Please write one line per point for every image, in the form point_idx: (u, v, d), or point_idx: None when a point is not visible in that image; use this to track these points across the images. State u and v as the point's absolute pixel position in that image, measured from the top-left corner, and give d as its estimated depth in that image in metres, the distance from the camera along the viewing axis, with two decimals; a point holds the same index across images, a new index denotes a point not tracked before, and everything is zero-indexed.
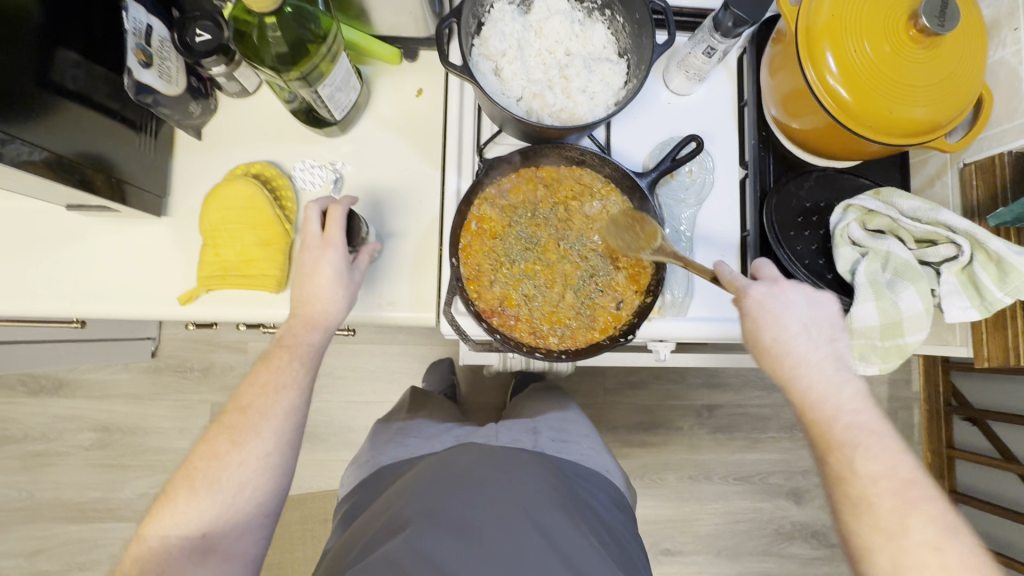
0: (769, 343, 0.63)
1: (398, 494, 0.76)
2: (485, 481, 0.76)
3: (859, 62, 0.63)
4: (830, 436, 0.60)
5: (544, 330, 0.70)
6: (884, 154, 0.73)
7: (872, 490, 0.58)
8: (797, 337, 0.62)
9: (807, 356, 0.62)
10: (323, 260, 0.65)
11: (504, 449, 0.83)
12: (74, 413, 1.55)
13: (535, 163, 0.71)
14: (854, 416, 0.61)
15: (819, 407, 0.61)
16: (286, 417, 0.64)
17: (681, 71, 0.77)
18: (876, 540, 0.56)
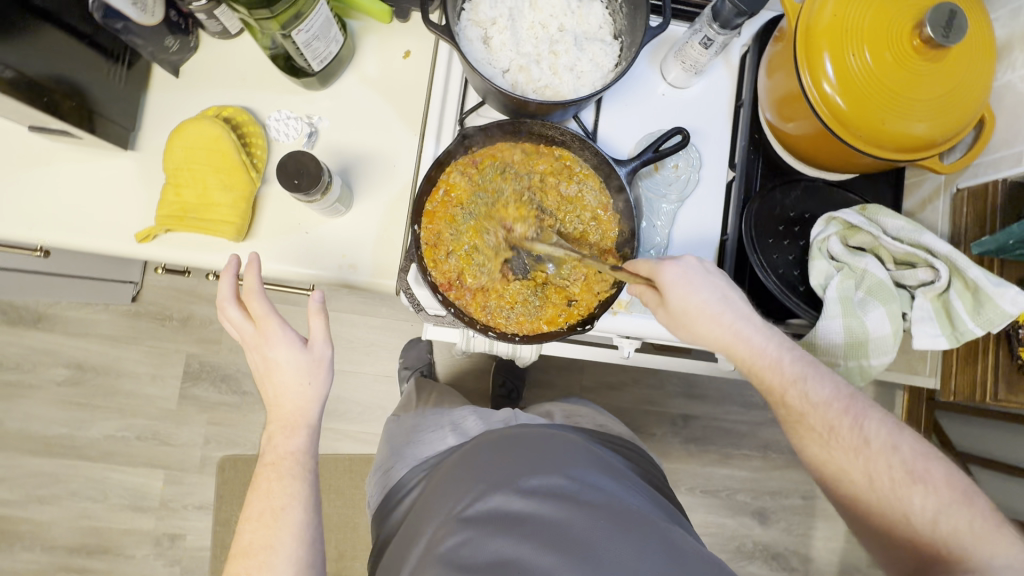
0: (690, 310, 0.63)
1: (431, 500, 0.69)
2: (516, 466, 0.68)
3: (859, 70, 0.60)
4: (776, 383, 0.62)
5: (498, 308, 0.70)
6: (875, 169, 0.70)
7: (832, 420, 0.60)
8: (717, 302, 0.63)
9: (725, 320, 0.63)
10: (274, 354, 0.62)
11: (524, 431, 0.76)
12: (50, 348, 1.55)
13: (513, 138, 0.69)
14: (794, 353, 0.63)
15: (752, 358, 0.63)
16: (298, 535, 0.58)
17: (678, 62, 0.74)
18: (847, 461, 0.60)
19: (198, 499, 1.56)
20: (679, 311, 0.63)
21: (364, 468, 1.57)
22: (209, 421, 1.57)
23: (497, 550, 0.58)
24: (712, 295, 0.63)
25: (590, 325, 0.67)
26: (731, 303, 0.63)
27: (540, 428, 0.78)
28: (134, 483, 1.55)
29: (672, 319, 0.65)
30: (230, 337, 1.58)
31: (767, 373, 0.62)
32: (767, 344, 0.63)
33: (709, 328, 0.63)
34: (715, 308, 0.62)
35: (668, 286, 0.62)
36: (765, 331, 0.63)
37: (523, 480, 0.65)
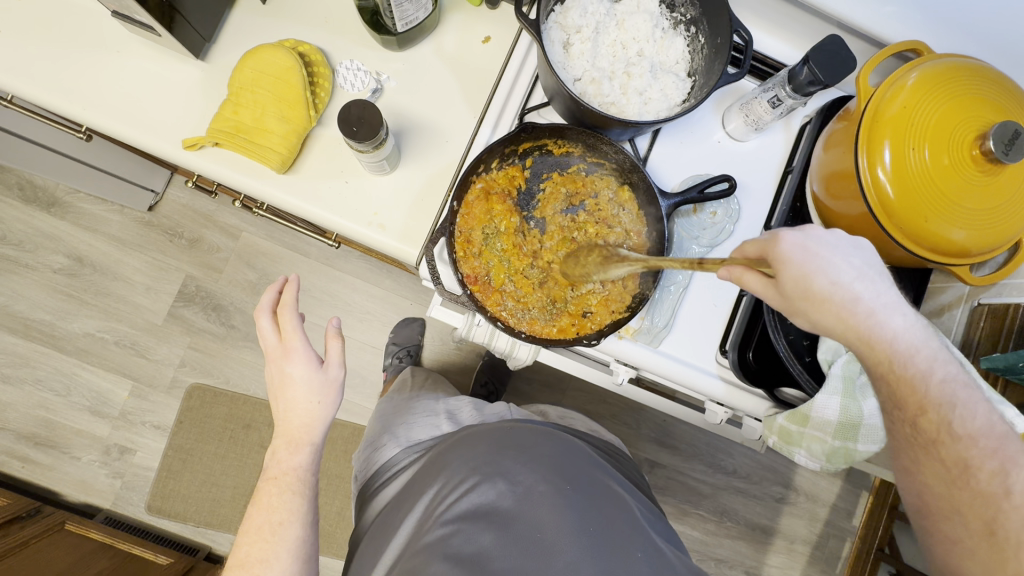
0: (820, 294, 0.53)
1: (423, 487, 0.69)
2: (508, 461, 0.68)
3: (915, 165, 0.62)
4: (917, 402, 0.51)
5: (511, 305, 0.70)
6: (906, 264, 0.71)
7: (971, 453, 0.49)
8: (853, 291, 0.53)
9: (879, 327, 0.52)
10: (291, 370, 0.64)
11: (516, 425, 0.76)
12: (56, 234, 1.55)
13: (569, 142, 0.70)
14: (947, 370, 0.51)
15: (881, 350, 0.52)
16: (292, 544, 0.61)
17: (741, 115, 0.75)
18: (970, 505, 0.49)
19: (157, 419, 1.55)
20: (799, 298, 0.53)
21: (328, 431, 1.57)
22: (189, 345, 1.57)
23: (487, 550, 0.58)
24: (849, 280, 0.53)
25: (596, 340, 0.67)
26: (875, 296, 0.53)
27: (530, 424, 0.78)
28: (99, 386, 1.54)
29: (789, 298, 0.54)
30: (232, 269, 1.58)
31: (905, 386, 0.52)
32: (918, 349, 0.52)
33: (835, 324, 0.53)
34: (848, 296, 0.52)
35: (780, 260, 0.53)
36: (915, 339, 0.52)
37: (515, 483, 0.65)
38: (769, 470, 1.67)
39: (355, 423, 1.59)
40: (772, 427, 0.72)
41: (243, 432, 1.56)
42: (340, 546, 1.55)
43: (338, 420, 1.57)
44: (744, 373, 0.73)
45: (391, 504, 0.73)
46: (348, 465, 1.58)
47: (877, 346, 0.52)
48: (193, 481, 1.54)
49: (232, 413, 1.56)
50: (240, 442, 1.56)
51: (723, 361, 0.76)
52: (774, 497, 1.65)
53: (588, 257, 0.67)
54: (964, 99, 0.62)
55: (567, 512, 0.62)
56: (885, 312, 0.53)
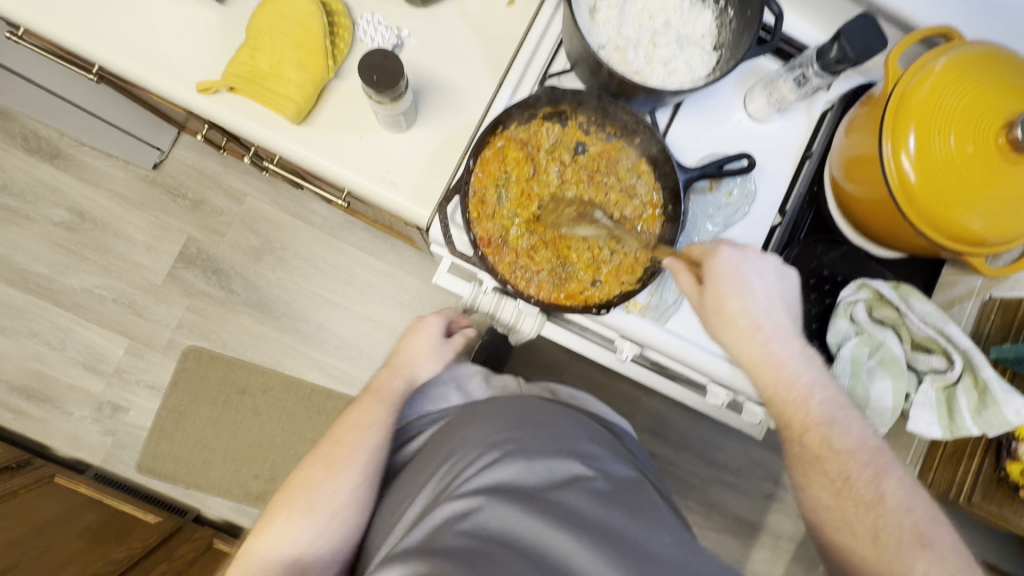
0: (732, 313, 0.63)
1: (448, 454, 0.70)
2: (536, 436, 0.68)
3: (940, 151, 0.61)
4: (798, 421, 0.61)
5: (522, 268, 0.69)
6: (921, 254, 0.70)
7: (850, 465, 0.58)
8: (758, 313, 0.62)
9: (770, 354, 0.62)
10: None
11: (534, 404, 0.76)
12: (58, 186, 1.53)
13: (589, 111, 0.69)
14: (826, 392, 0.62)
15: (762, 364, 0.62)
16: (366, 463, 0.73)
17: (764, 94, 0.75)
18: (857, 515, 0.58)
19: (152, 379, 1.54)
20: (713, 314, 0.64)
21: (322, 401, 1.57)
22: (188, 308, 1.56)
23: (511, 515, 0.57)
24: (755, 300, 0.62)
25: (605, 310, 0.66)
26: (768, 316, 0.63)
27: (546, 402, 0.78)
28: (95, 342, 1.53)
29: (705, 313, 0.65)
30: (235, 233, 1.57)
31: (792, 412, 0.61)
32: (802, 374, 0.61)
33: (739, 342, 0.63)
34: (752, 318, 0.62)
35: (712, 274, 0.63)
36: (788, 340, 0.63)
37: (534, 459, 0.65)
38: (760, 466, 1.68)
39: (351, 395, 1.58)
40: None
41: (237, 397, 1.56)
42: None
43: (334, 391, 1.57)
44: None
45: (405, 476, 0.73)
46: None
47: (767, 370, 0.62)
48: (185, 443, 1.54)
49: (228, 377, 1.55)
50: (234, 406, 1.55)
51: None
52: (764, 494, 1.66)
53: (567, 211, 0.70)
54: (992, 87, 0.61)
55: (600, 476, 0.63)
56: (780, 340, 0.63)
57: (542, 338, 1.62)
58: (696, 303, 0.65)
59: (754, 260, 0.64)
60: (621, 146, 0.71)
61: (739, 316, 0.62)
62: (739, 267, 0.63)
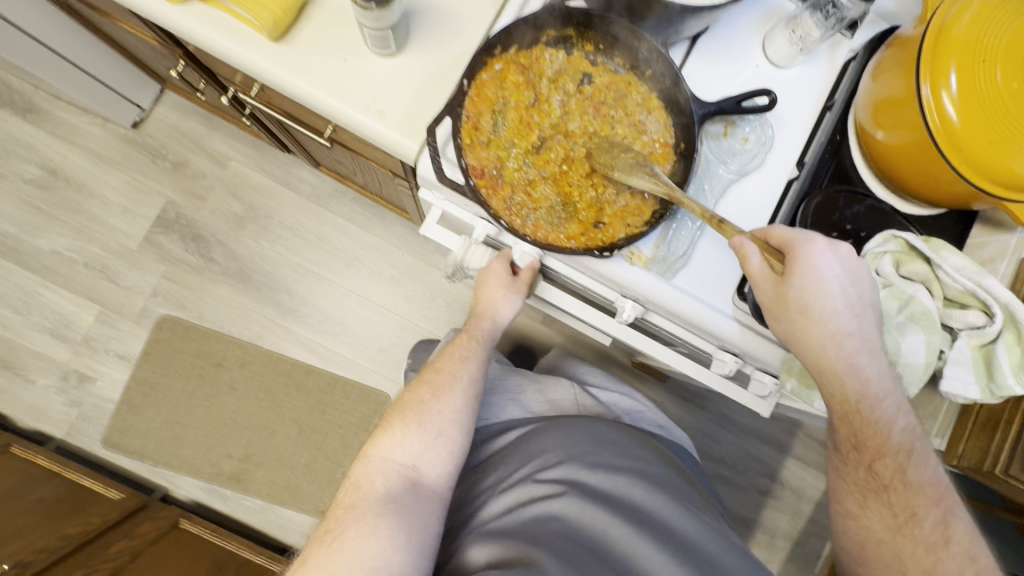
0: (821, 313, 0.57)
1: (527, 456, 0.78)
2: (604, 451, 0.77)
3: (985, 88, 0.55)
4: (874, 440, 0.58)
5: (518, 206, 0.62)
6: (954, 203, 0.64)
7: (917, 503, 0.58)
8: (846, 316, 0.57)
9: (857, 366, 0.57)
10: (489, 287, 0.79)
11: (607, 425, 0.84)
12: (29, 141, 1.45)
13: (596, 37, 0.63)
14: (908, 419, 0.58)
15: (847, 376, 0.57)
16: (465, 391, 0.75)
17: (786, 33, 0.69)
18: (914, 554, 0.57)
19: (122, 348, 1.46)
20: (796, 311, 0.57)
21: (302, 378, 1.49)
22: (164, 275, 1.48)
23: (597, 528, 0.67)
24: (846, 302, 0.57)
25: (608, 252, 0.60)
26: (859, 325, 0.57)
27: (615, 423, 0.86)
28: (63, 307, 1.45)
29: (780, 309, 0.58)
30: (217, 199, 1.49)
31: (871, 433, 0.58)
32: (889, 399, 0.57)
33: (821, 344, 0.57)
34: (843, 322, 0.56)
35: (801, 266, 0.56)
36: (873, 352, 0.57)
37: (613, 475, 0.74)
38: (756, 461, 1.62)
39: (333, 373, 1.51)
40: (789, 369, 0.69)
41: (213, 370, 1.47)
42: (305, 500, 1.47)
43: (315, 368, 1.50)
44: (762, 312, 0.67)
45: (482, 473, 0.81)
46: (321, 417, 1.50)
47: (847, 382, 0.57)
48: (154, 418, 1.45)
49: (203, 350, 1.47)
50: (209, 380, 1.47)
51: (742, 305, 0.70)
52: (759, 490, 1.61)
53: (624, 154, 0.62)
54: None
55: (655, 485, 0.74)
56: (867, 353, 0.57)
57: (535, 320, 1.55)
58: (772, 299, 0.58)
59: (852, 262, 0.57)
60: (630, 78, 0.65)
61: (825, 317, 0.56)
62: (833, 269, 0.56)
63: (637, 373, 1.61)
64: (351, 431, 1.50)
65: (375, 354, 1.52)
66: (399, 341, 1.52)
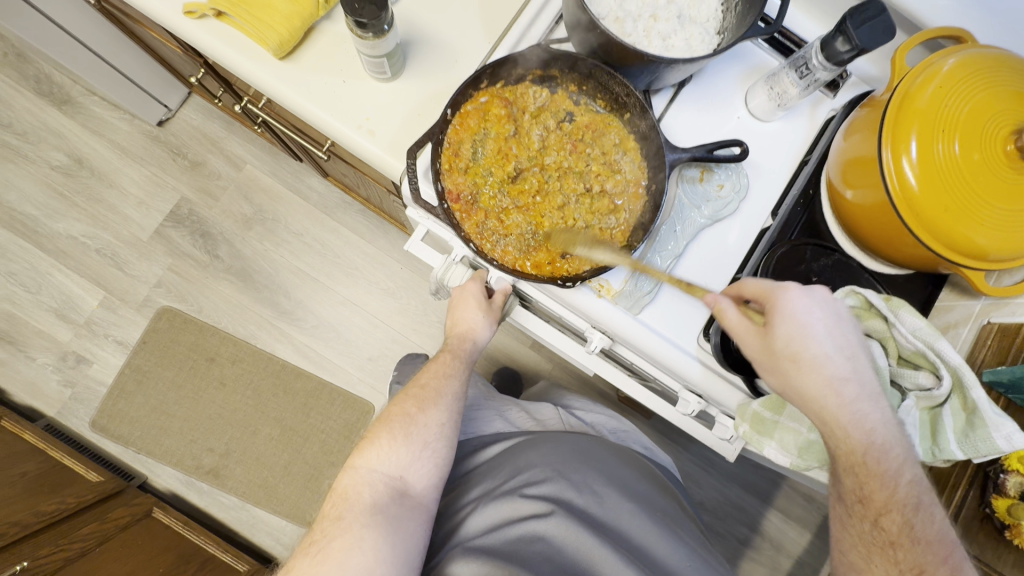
0: (810, 358, 0.57)
1: (514, 470, 0.75)
2: (589, 468, 0.75)
3: (943, 159, 0.57)
4: (880, 495, 0.55)
5: (489, 231, 0.66)
6: (918, 265, 0.66)
7: (928, 561, 0.53)
8: (839, 360, 0.57)
9: (859, 417, 0.55)
10: (470, 301, 0.80)
11: (596, 444, 0.82)
12: (61, 131, 1.53)
13: (578, 79, 0.67)
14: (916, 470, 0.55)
15: (848, 429, 0.55)
16: (451, 406, 0.75)
17: (766, 89, 0.72)
18: None
19: (121, 334, 1.50)
20: (787, 360, 0.58)
21: (291, 380, 1.52)
22: (169, 267, 1.53)
23: (582, 553, 0.64)
24: (835, 345, 0.57)
25: (572, 283, 0.63)
26: (855, 368, 0.57)
27: (607, 442, 0.84)
28: (70, 290, 1.50)
29: (774, 358, 0.58)
30: (229, 199, 1.55)
31: (875, 487, 0.55)
32: (892, 449, 0.55)
33: (819, 390, 0.56)
34: (837, 368, 0.56)
35: (783, 315, 0.57)
36: (868, 397, 0.57)
37: (599, 495, 0.72)
38: (738, 510, 1.59)
39: (321, 378, 1.53)
40: (745, 414, 0.67)
41: (205, 364, 1.51)
42: (281, 503, 1.48)
43: (304, 371, 1.52)
44: (725, 357, 0.69)
45: (468, 483, 0.79)
46: (305, 420, 1.52)
47: (853, 435, 0.55)
48: (143, 405, 1.49)
49: (199, 343, 1.51)
50: (200, 373, 1.51)
51: (705, 345, 0.71)
52: (738, 539, 1.57)
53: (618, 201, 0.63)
54: (999, 93, 0.57)
55: (640, 503, 0.73)
56: (867, 400, 0.56)
57: (524, 344, 1.57)
58: (761, 348, 0.59)
59: (837, 308, 0.58)
60: (613, 122, 0.69)
61: (818, 362, 0.56)
62: (816, 312, 0.58)
63: (622, 407, 1.61)
64: (335, 437, 1.51)
65: (363, 363, 1.54)
66: (389, 353, 1.55)
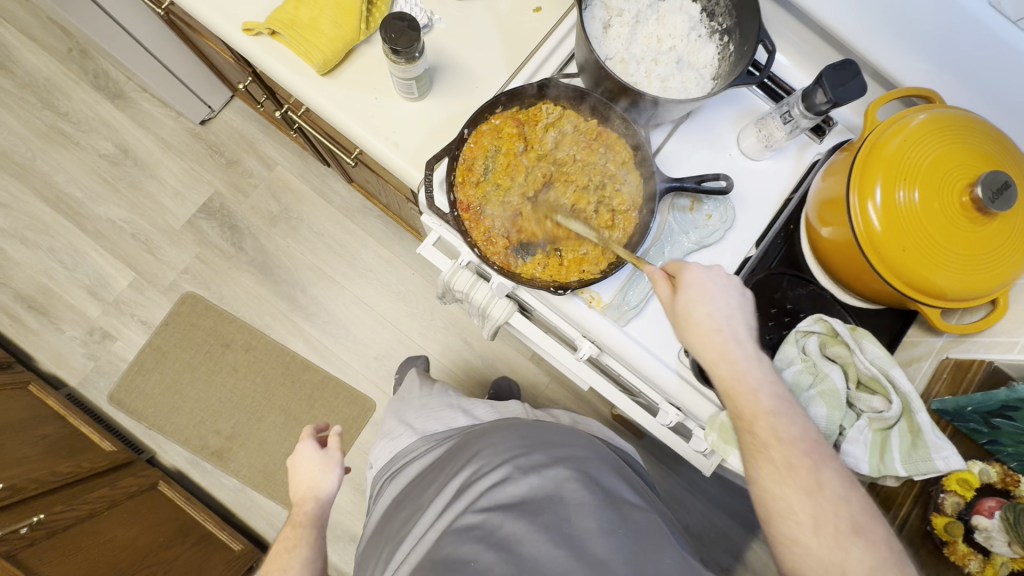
0: (705, 332, 0.64)
1: (461, 466, 0.82)
2: (533, 454, 0.80)
3: (904, 205, 0.63)
4: (781, 462, 0.58)
5: (495, 237, 0.73)
6: (884, 300, 0.71)
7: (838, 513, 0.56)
8: (720, 319, 0.63)
9: (748, 371, 0.62)
10: (300, 460, 0.88)
11: (538, 429, 0.88)
12: (112, 122, 1.65)
13: (584, 109, 0.74)
14: (792, 419, 0.60)
15: (739, 397, 0.61)
16: None
17: (755, 131, 0.79)
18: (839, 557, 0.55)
19: (146, 315, 1.60)
20: (682, 316, 0.65)
21: (299, 372, 1.59)
22: (197, 256, 1.63)
23: (514, 535, 0.68)
24: (720, 311, 0.63)
25: (562, 290, 0.70)
26: (731, 325, 0.63)
27: (551, 429, 0.89)
28: (104, 269, 1.60)
29: (674, 316, 0.66)
30: (259, 196, 1.65)
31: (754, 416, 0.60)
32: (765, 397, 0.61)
33: (704, 346, 0.63)
34: (719, 321, 0.63)
35: (686, 282, 0.65)
36: (755, 363, 0.63)
37: (541, 477, 0.75)
38: (721, 537, 1.61)
39: (328, 371, 1.60)
40: (714, 423, 0.72)
41: (220, 350, 1.59)
42: (277, 489, 1.54)
43: (313, 364, 1.60)
44: (701, 372, 0.75)
45: (417, 484, 0.87)
46: (308, 410, 1.59)
47: (742, 402, 0.61)
48: (159, 384, 1.57)
49: (216, 329, 1.59)
50: (215, 358, 1.59)
51: (684, 359, 0.77)
52: (721, 566, 1.59)
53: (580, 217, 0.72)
54: (959, 148, 0.63)
55: (581, 479, 0.76)
56: (751, 361, 0.63)
57: (523, 356, 1.63)
58: (669, 303, 0.66)
59: (725, 275, 0.66)
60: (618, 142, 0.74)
61: (706, 316, 0.63)
62: (708, 273, 0.65)
63: (614, 425, 1.65)
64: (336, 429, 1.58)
65: (369, 361, 1.61)
66: (394, 353, 1.62)
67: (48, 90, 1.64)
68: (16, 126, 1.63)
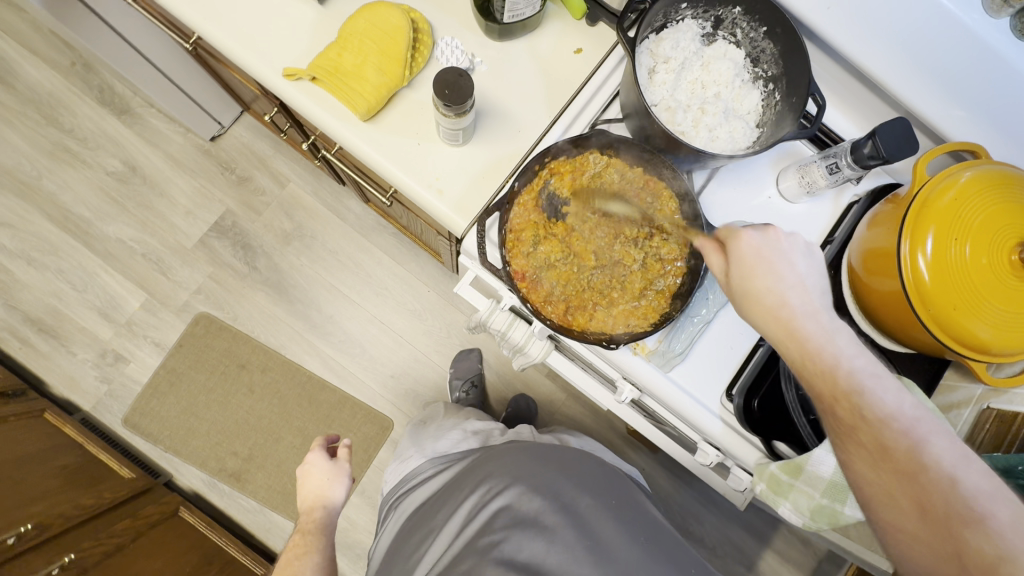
0: (768, 308, 0.56)
1: (476, 484, 0.83)
2: (549, 473, 0.83)
3: (956, 259, 0.64)
4: (866, 433, 0.49)
5: (541, 287, 0.74)
6: (925, 349, 0.72)
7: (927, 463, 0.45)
8: (788, 292, 0.55)
9: (828, 339, 0.52)
10: (310, 467, 0.94)
11: (553, 450, 0.90)
12: (119, 139, 1.61)
13: (634, 158, 0.73)
14: (856, 362, 0.52)
15: (815, 374, 0.52)
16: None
17: (797, 176, 0.79)
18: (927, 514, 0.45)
19: (159, 337, 1.57)
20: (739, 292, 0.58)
21: (316, 393, 1.59)
22: (209, 275, 1.60)
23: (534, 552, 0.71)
24: (783, 280, 0.56)
25: (614, 343, 0.70)
26: (802, 298, 0.55)
27: (564, 449, 0.92)
28: (114, 290, 1.58)
29: (732, 293, 0.59)
30: (272, 215, 1.63)
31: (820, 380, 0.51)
32: (850, 368, 0.51)
33: (767, 322, 0.56)
34: (783, 293, 0.55)
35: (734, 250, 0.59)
36: (831, 335, 0.53)
37: (560, 498, 0.79)
38: (736, 548, 1.65)
39: (345, 391, 1.60)
40: (763, 474, 0.73)
41: (236, 370, 1.58)
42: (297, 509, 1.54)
43: (330, 385, 1.59)
44: (746, 417, 0.76)
45: (430, 502, 0.89)
46: (326, 430, 1.58)
47: (813, 365, 0.52)
48: (174, 406, 1.55)
49: (231, 349, 1.58)
50: (230, 379, 1.57)
51: (728, 405, 0.77)
52: None
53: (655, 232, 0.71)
54: (1012, 206, 0.64)
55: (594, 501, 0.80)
56: (829, 330, 0.53)
57: (541, 373, 1.64)
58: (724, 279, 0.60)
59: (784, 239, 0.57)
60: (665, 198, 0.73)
61: (766, 288, 0.56)
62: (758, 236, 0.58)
63: (630, 440, 1.66)
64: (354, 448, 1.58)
65: (386, 380, 1.61)
66: (411, 372, 1.62)
67: (51, 106, 1.60)
68: (20, 145, 1.59)
